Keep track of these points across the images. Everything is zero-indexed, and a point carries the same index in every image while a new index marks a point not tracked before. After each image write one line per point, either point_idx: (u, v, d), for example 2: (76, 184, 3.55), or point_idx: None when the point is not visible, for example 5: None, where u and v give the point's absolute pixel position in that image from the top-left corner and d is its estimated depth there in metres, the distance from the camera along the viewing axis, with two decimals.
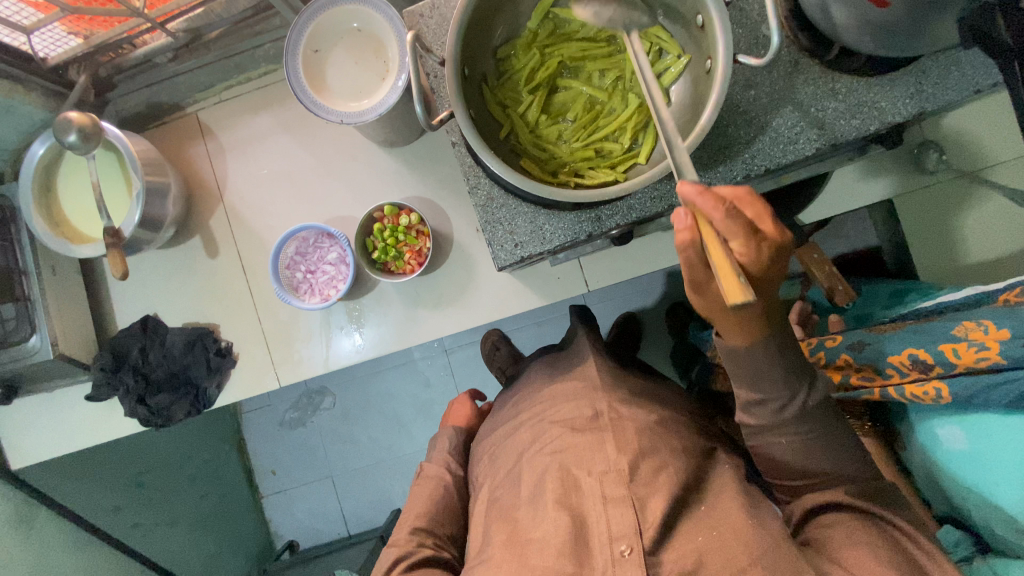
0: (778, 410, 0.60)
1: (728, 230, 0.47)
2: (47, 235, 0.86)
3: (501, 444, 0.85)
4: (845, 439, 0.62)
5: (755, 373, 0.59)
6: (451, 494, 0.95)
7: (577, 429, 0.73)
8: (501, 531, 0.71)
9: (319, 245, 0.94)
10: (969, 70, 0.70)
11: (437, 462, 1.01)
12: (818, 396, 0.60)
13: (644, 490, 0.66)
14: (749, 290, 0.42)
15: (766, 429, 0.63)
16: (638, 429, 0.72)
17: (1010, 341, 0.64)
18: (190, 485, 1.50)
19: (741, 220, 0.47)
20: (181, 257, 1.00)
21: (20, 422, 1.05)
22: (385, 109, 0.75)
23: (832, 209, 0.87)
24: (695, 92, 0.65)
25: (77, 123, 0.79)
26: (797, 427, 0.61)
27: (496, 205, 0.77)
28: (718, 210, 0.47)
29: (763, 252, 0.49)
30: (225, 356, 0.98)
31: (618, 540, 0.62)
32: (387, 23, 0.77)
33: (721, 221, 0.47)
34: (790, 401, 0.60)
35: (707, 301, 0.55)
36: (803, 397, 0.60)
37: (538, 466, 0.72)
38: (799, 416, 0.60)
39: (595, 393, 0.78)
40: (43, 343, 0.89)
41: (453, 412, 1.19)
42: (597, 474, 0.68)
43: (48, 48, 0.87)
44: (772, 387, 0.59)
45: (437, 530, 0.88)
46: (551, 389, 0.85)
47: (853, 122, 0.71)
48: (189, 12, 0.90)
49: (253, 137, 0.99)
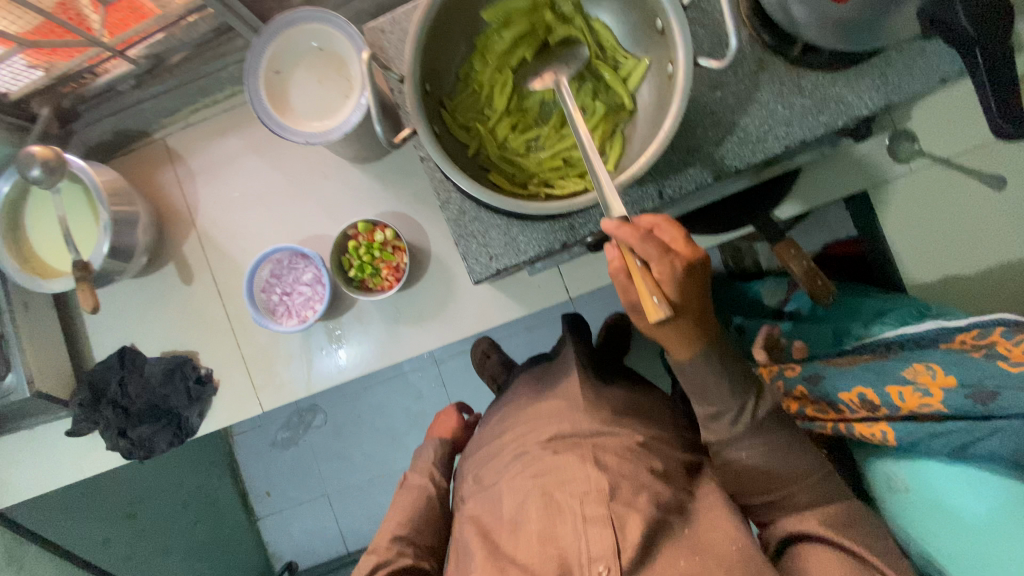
0: (724, 416, 0.67)
1: (649, 253, 0.53)
2: (16, 272, 0.84)
3: (485, 462, 0.85)
4: (803, 453, 0.68)
5: (701, 386, 0.67)
6: (433, 505, 0.94)
7: (559, 450, 0.74)
8: (484, 547, 0.71)
9: (294, 266, 0.93)
10: (933, 60, 0.70)
11: (421, 472, 0.99)
12: (766, 405, 0.68)
13: (624, 508, 0.65)
14: (666, 313, 0.51)
15: (727, 445, 0.69)
16: (618, 453, 0.73)
17: (954, 390, 0.68)
18: (183, 512, 1.48)
19: (656, 243, 0.54)
20: (157, 285, 0.99)
21: (4, 460, 1.03)
22: (350, 127, 0.75)
23: (805, 202, 0.87)
24: (658, 96, 0.64)
25: (39, 157, 0.78)
26: (753, 441, 0.67)
27: (468, 219, 0.76)
28: (636, 238, 0.53)
29: (683, 271, 0.55)
30: (205, 383, 0.96)
31: (596, 563, 0.61)
32: (348, 41, 0.76)
33: (640, 246, 0.53)
34: (739, 410, 0.67)
35: (644, 324, 0.62)
36: (750, 405, 0.67)
37: (520, 488, 0.73)
38: (751, 428, 0.67)
39: (576, 413, 0.80)
40: (19, 381, 0.87)
41: (439, 427, 1.19)
42: (576, 494, 0.67)
43: (7, 82, 0.85)
44: (721, 397, 0.66)
45: (419, 544, 0.87)
46: (532, 408, 0.86)
47: (820, 118, 0.71)
48: (150, 37, 0.88)
49: (223, 160, 0.98)
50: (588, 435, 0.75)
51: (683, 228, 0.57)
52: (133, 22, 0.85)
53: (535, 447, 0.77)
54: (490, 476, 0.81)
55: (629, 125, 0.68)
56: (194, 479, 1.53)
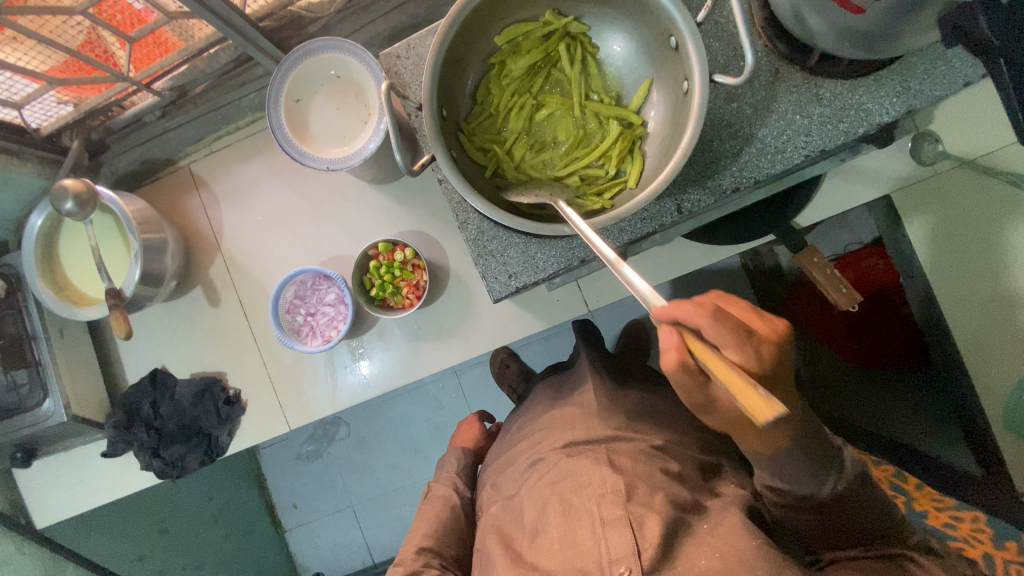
0: (804, 496, 0.62)
1: (720, 336, 0.47)
2: (53, 300, 0.88)
3: (504, 473, 0.87)
4: (872, 513, 0.67)
5: (783, 471, 0.60)
6: (457, 516, 0.95)
7: (575, 454, 0.75)
8: (506, 554, 0.72)
9: (317, 287, 0.95)
10: (955, 63, 0.69)
11: (445, 483, 1.02)
12: (845, 480, 0.63)
13: (641, 508, 0.66)
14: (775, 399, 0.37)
15: (795, 511, 0.65)
16: (634, 453, 0.74)
17: None
18: (215, 526, 1.51)
19: (729, 325, 0.48)
20: (185, 309, 1.02)
21: (42, 481, 1.08)
22: (369, 153, 0.76)
23: (829, 211, 0.87)
24: (673, 112, 0.64)
25: (72, 191, 0.81)
26: (827, 511, 0.64)
27: (486, 237, 0.77)
28: (704, 316, 0.47)
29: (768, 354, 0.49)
30: (234, 404, 0.98)
31: (617, 563, 0.63)
32: (364, 67, 0.77)
33: (707, 325, 0.47)
34: (821, 490, 0.61)
35: (725, 423, 0.53)
36: (833, 484, 0.62)
37: (540, 496, 0.75)
38: (830, 502, 0.63)
39: (590, 419, 0.80)
40: (56, 406, 0.90)
41: (462, 435, 1.22)
42: (593, 496, 0.69)
43: (38, 118, 0.88)
44: (798, 477, 0.60)
45: (443, 550, 0.88)
46: (552, 414, 0.87)
47: (840, 126, 0.70)
48: (173, 70, 0.91)
49: (246, 185, 1.01)
50: (604, 436, 0.76)
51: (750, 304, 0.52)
52: (157, 57, 0.88)
53: (552, 453, 0.78)
54: (511, 487, 0.83)
55: (644, 141, 0.68)
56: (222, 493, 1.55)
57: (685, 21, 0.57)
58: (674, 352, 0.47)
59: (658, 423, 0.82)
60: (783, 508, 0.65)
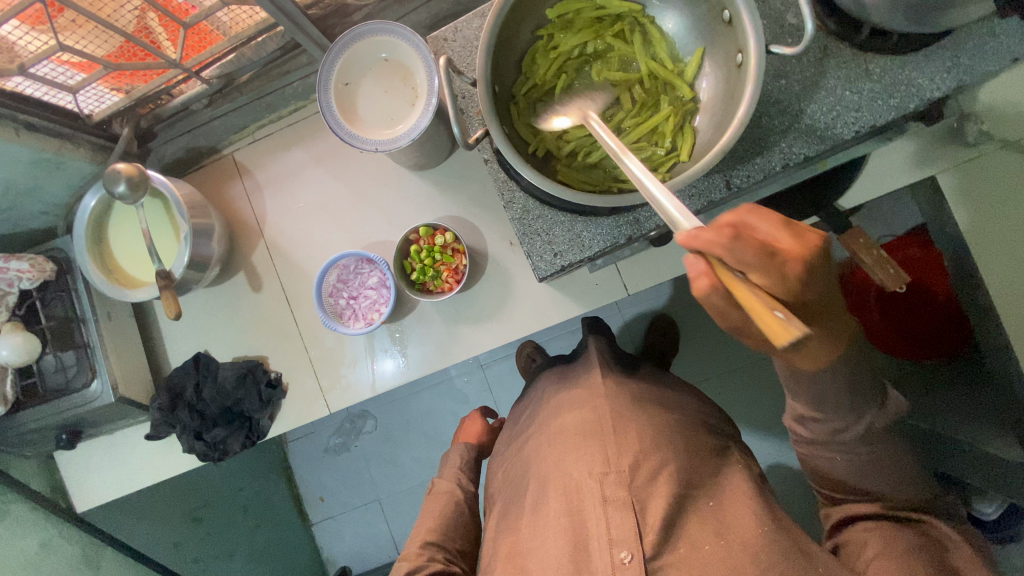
0: (837, 429, 0.64)
1: (742, 258, 0.45)
2: (102, 281, 0.89)
3: (514, 457, 0.86)
4: (902, 459, 0.68)
5: (819, 397, 0.62)
6: (460, 513, 0.95)
7: (583, 433, 0.75)
8: (506, 544, 0.76)
9: (360, 270, 0.96)
10: (1005, 38, 0.68)
11: (448, 477, 1.01)
12: (886, 415, 0.64)
13: (643, 491, 0.67)
14: (795, 324, 0.40)
15: (820, 443, 0.68)
16: (639, 429, 0.74)
17: None
18: (245, 516, 1.52)
19: (746, 244, 0.44)
20: (227, 294, 1.03)
21: (84, 465, 1.08)
22: (419, 132, 0.77)
23: (872, 192, 0.87)
24: (727, 85, 0.64)
25: (125, 174, 0.82)
26: (854, 446, 0.65)
27: (531, 216, 0.78)
28: (721, 242, 0.44)
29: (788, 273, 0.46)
30: (276, 387, 1.00)
31: (618, 546, 0.64)
32: (413, 50, 0.79)
33: (727, 251, 0.44)
34: (854, 422, 0.63)
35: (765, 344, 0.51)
36: (870, 417, 0.63)
37: (545, 473, 0.75)
38: (861, 436, 0.64)
39: (597, 399, 0.79)
40: (104, 388, 0.92)
41: (466, 430, 1.18)
42: (596, 474, 0.69)
43: (92, 104, 0.91)
44: (836, 410, 0.63)
45: (447, 544, 0.89)
46: (557, 399, 0.85)
47: (891, 101, 0.70)
48: (222, 58, 0.93)
49: (288, 172, 1.03)
50: (607, 417, 0.75)
51: (780, 216, 0.47)
52: (208, 45, 0.90)
53: (559, 433, 0.77)
54: (517, 470, 0.83)
55: (696, 116, 0.68)
56: (252, 484, 1.56)
57: None
58: (704, 283, 0.46)
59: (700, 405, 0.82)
60: (810, 440, 0.68)
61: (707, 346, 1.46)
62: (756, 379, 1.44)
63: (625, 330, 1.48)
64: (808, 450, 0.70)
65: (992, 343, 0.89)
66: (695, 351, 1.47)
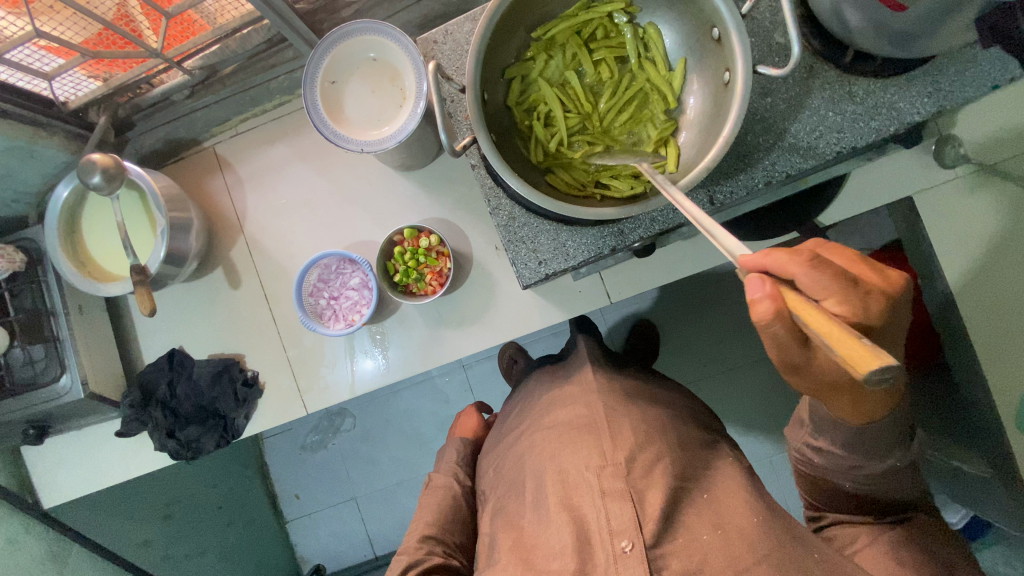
0: (855, 466, 0.61)
1: (815, 282, 0.43)
2: (74, 275, 0.87)
3: (505, 454, 0.87)
4: (903, 487, 0.66)
5: (855, 440, 0.58)
6: (458, 503, 0.95)
7: (577, 427, 0.76)
8: (510, 537, 0.73)
9: (341, 271, 0.95)
10: (985, 66, 0.70)
11: (445, 471, 1.01)
12: (908, 456, 0.61)
13: (643, 483, 0.68)
14: (885, 351, 0.33)
15: (830, 474, 0.65)
16: (633, 426, 0.75)
17: None
18: (217, 513, 1.49)
19: (830, 273, 0.43)
20: (204, 290, 1.01)
21: (51, 460, 1.05)
22: (405, 135, 0.76)
23: (851, 210, 0.90)
24: (714, 103, 0.65)
25: (100, 165, 0.79)
26: (866, 481, 0.63)
27: (517, 224, 0.78)
28: (797, 263, 0.44)
29: (872, 303, 0.44)
30: (252, 386, 0.98)
31: (619, 536, 0.63)
32: (401, 51, 0.78)
33: (800, 274, 0.43)
34: (875, 463, 0.60)
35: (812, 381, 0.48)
36: (893, 459, 0.60)
37: (540, 471, 0.75)
38: (877, 475, 0.62)
39: (592, 396, 0.81)
40: (73, 383, 0.89)
41: (461, 425, 1.20)
42: (594, 469, 0.70)
43: (67, 92, 0.88)
44: (863, 454, 0.59)
45: (447, 538, 0.89)
46: (550, 395, 0.88)
47: (872, 124, 0.72)
48: (205, 49, 0.91)
49: (270, 168, 1.01)
50: (601, 412, 0.77)
51: (855, 253, 0.49)
52: (190, 35, 0.88)
53: (554, 428, 0.79)
54: (510, 468, 0.83)
55: (681, 131, 0.69)
56: (226, 482, 1.53)
57: (731, 14, 0.57)
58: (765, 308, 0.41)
59: (677, 414, 0.84)
60: (822, 469, 0.65)
61: (687, 352, 1.48)
62: (733, 386, 1.46)
63: (606, 334, 1.49)
64: (814, 473, 0.67)
65: (961, 359, 0.92)
66: (675, 357, 1.48)
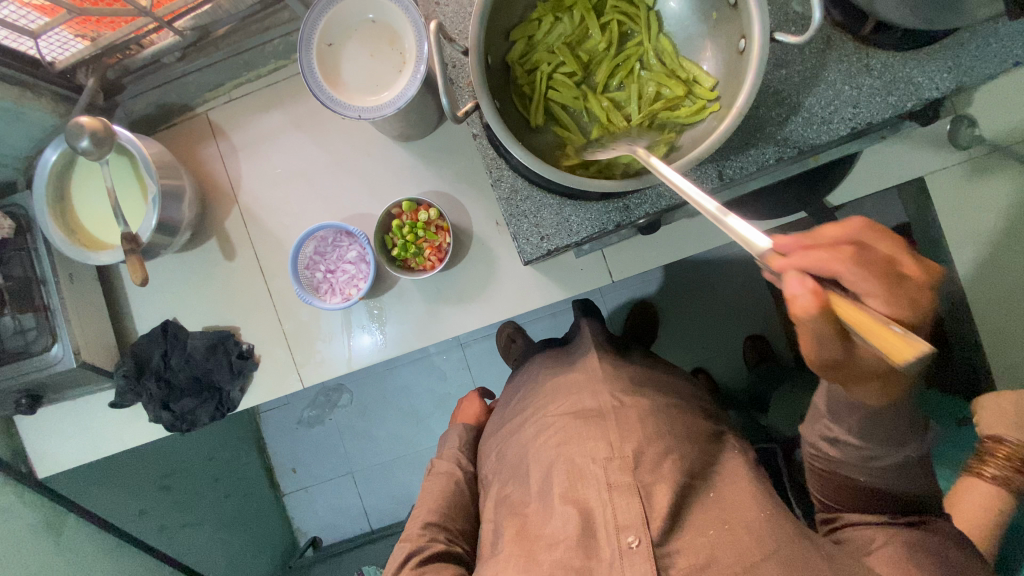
0: (869, 455, 0.60)
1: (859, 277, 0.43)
2: (63, 242, 0.84)
3: (508, 441, 0.86)
4: (919, 485, 0.63)
5: (871, 424, 0.57)
6: (459, 490, 0.95)
7: (583, 418, 0.75)
8: (512, 526, 0.74)
9: (339, 243, 0.93)
10: (1007, 41, 0.67)
11: (447, 457, 1.01)
12: (921, 449, 0.60)
13: (649, 477, 0.67)
14: (916, 338, 0.35)
15: (844, 464, 0.63)
16: (641, 416, 0.74)
17: None
18: (214, 485, 1.49)
19: (874, 267, 0.44)
20: (199, 260, 0.99)
21: (45, 430, 1.05)
22: (405, 102, 0.73)
23: (861, 191, 0.85)
24: (728, 71, 0.62)
25: (89, 128, 0.76)
26: (881, 471, 0.62)
27: (519, 197, 0.76)
28: (840, 260, 0.44)
29: (915, 299, 0.45)
30: (247, 358, 0.97)
31: (625, 531, 0.64)
32: (402, 13, 0.75)
33: (848, 269, 0.43)
34: (891, 450, 0.60)
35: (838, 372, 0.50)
36: (909, 447, 0.59)
37: (545, 459, 0.75)
38: (891, 464, 0.61)
39: (595, 384, 0.80)
40: (65, 352, 0.88)
41: (463, 412, 1.19)
42: (600, 460, 0.69)
43: (54, 51, 0.85)
44: (876, 437, 0.58)
45: (448, 524, 0.89)
46: (554, 381, 0.86)
47: (889, 99, 0.69)
48: (197, 9, 0.88)
49: (264, 136, 0.98)
50: (607, 404, 0.76)
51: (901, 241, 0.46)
52: None
53: (559, 418, 0.77)
54: (513, 456, 0.82)
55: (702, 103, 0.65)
56: (222, 454, 1.54)
57: None
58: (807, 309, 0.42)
59: (677, 398, 0.83)
60: (834, 460, 0.64)
61: (687, 333, 1.47)
62: (731, 368, 1.46)
63: (605, 314, 1.48)
64: (825, 464, 0.66)
65: None
66: (674, 338, 1.47)
